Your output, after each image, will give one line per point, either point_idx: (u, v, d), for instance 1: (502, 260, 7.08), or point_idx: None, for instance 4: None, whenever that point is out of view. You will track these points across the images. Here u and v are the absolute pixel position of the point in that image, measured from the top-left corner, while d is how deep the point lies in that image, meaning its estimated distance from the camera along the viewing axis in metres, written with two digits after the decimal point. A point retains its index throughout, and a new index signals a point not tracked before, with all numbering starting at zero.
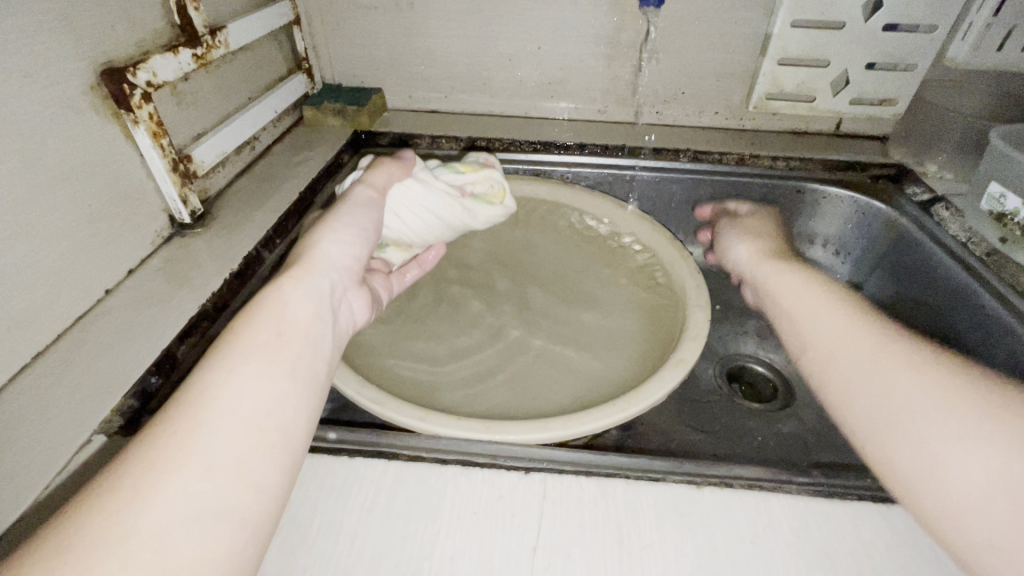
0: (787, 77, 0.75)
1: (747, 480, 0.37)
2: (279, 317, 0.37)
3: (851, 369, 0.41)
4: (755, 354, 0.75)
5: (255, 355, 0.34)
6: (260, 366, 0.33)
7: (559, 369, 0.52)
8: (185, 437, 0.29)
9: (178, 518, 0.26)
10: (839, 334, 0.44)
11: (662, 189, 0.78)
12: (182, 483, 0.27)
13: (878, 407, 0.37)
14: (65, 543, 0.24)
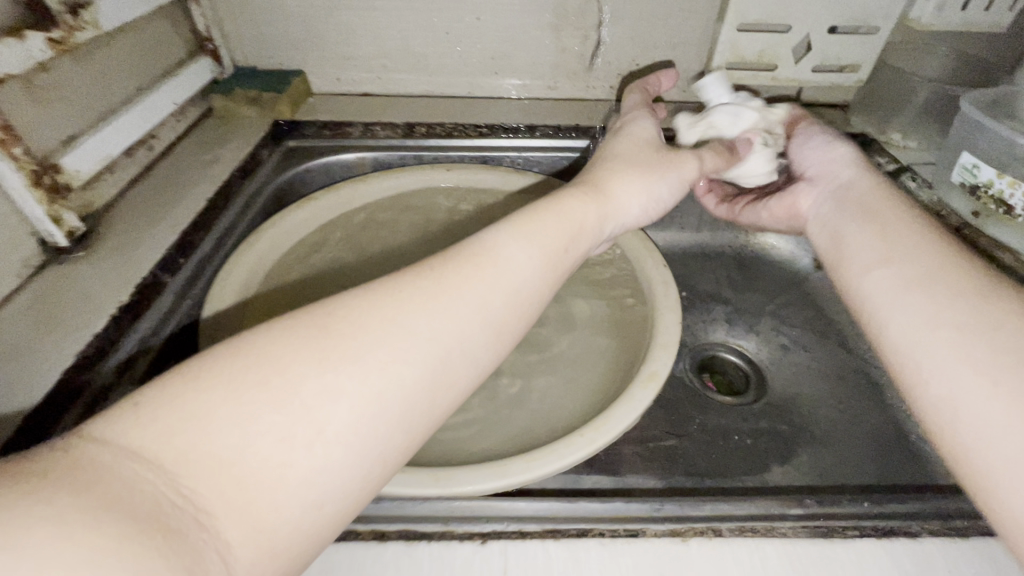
0: (746, 44, 0.69)
1: (736, 523, 0.33)
2: (567, 219, 0.39)
3: (949, 297, 0.35)
4: (725, 342, 0.71)
5: (533, 245, 0.36)
6: (532, 259, 0.35)
7: (518, 393, 0.46)
8: (417, 307, 0.30)
9: (376, 386, 0.27)
10: (934, 260, 0.37)
11: None
12: (391, 352, 0.28)
13: (941, 345, 0.33)
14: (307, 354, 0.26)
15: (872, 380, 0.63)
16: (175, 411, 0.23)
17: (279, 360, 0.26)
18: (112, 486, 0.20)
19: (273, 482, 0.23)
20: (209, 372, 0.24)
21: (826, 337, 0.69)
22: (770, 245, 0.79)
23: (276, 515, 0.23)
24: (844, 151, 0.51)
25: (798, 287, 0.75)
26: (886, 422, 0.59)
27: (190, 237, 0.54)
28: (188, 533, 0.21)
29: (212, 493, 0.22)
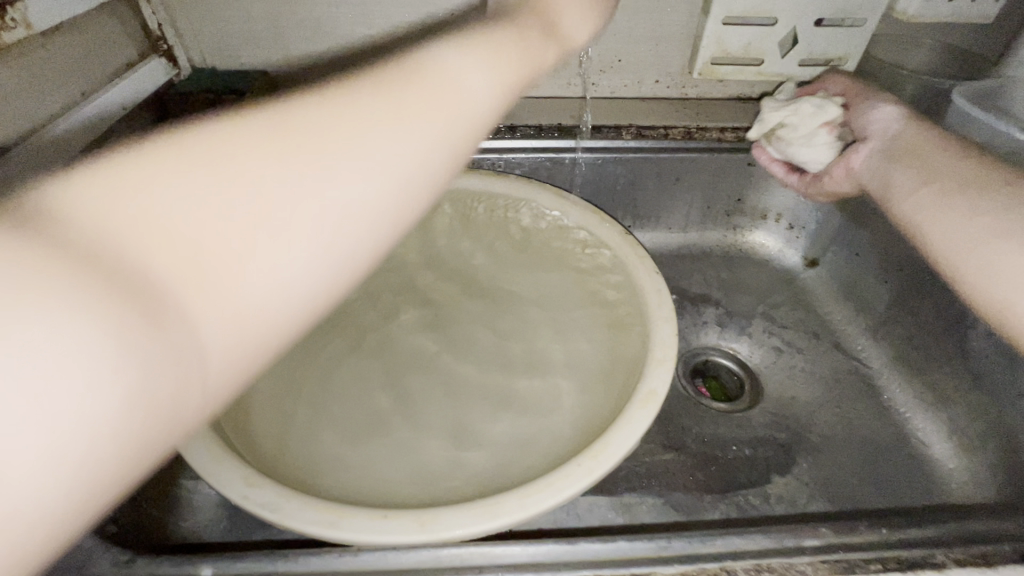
0: (731, 38, 0.67)
1: (752, 561, 0.30)
2: (526, 44, 0.31)
3: (977, 198, 0.41)
4: (718, 346, 0.69)
5: (495, 62, 0.27)
6: (491, 77, 0.27)
7: (507, 416, 0.44)
8: (376, 102, 0.23)
9: (342, 184, 0.21)
10: (959, 171, 0.43)
11: (604, 173, 0.72)
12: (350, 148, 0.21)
13: (975, 233, 0.39)
14: (232, 146, 0.19)
15: (868, 382, 0.61)
16: (104, 187, 0.17)
17: (231, 142, 0.19)
18: (46, 256, 0.15)
19: (237, 282, 0.18)
20: (145, 149, 0.19)
21: (819, 337, 0.67)
22: (759, 244, 0.76)
23: (245, 322, 0.19)
24: (891, 111, 0.52)
25: (789, 287, 0.73)
26: (884, 425, 0.58)
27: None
28: (149, 328, 0.17)
29: (170, 288, 0.17)
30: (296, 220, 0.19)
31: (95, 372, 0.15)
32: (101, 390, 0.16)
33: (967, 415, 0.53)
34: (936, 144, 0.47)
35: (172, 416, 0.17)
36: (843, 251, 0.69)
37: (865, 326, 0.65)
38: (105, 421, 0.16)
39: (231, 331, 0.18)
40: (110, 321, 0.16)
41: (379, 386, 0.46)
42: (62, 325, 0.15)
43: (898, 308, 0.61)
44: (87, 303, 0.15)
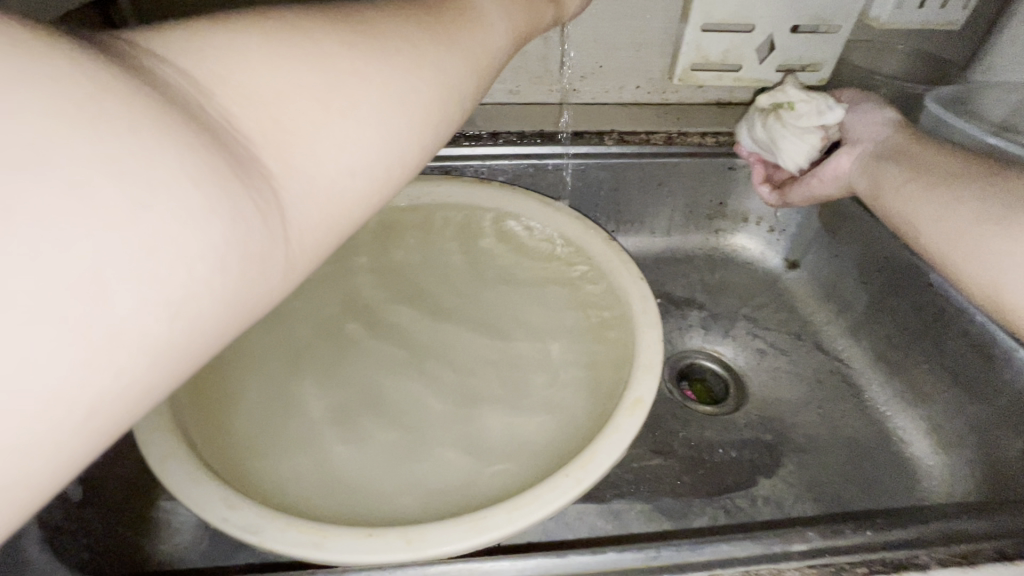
0: (710, 45, 0.68)
1: (740, 567, 0.30)
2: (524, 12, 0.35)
3: (962, 193, 0.43)
4: (702, 349, 0.69)
5: (507, 19, 0.32)
6: (505, 22, 0.32)
7: (493, 425, 0.43)
8: (419, 30, 0.26)
9: (402, 89, 0.24)
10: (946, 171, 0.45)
11: (587, 179, 0.72)
12: (405, 60, 0.24)
13: (968, 215, 0.41)
14: (309, 39, 0.22)
15: (849, 381, 0.62)
16: (212, 52, 0.20)
17: (316, 28, 0.22)
18: (170, 105, 0.17)
19: (323, 149, 0.21)
20: (230, 34, 0.20)
21: (801, 338, 0.68)
22: (741, 247, 0.77)
23: (326, 190, 0.21)
24: (887, 117, 0.54)
25: (770, 289, 0.74)
26: (865, 423, 0.58)
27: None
28: (249, 179, 0.19)
29: (271, 144, 0.20)
30: (370, 98, 0.22)
31: (205, 212, 0.17)
32: (209, 228, 0.17)
33: (946, 411, 0.54)
34: (921, 143, 0.50)
35: (258, 274, 0.19)
36: (822, 253, 0.70)
37: (846, 326, 0.66)
38: (209, 260, 0.17)
39: (314, 195, 0.21)
40: (219, 171, 0.18)
41: (361, 397, 0.45)
42: (181, 164, 0.17)
43: (876, 308, 0.62)
44: (202, 150, 0.17)
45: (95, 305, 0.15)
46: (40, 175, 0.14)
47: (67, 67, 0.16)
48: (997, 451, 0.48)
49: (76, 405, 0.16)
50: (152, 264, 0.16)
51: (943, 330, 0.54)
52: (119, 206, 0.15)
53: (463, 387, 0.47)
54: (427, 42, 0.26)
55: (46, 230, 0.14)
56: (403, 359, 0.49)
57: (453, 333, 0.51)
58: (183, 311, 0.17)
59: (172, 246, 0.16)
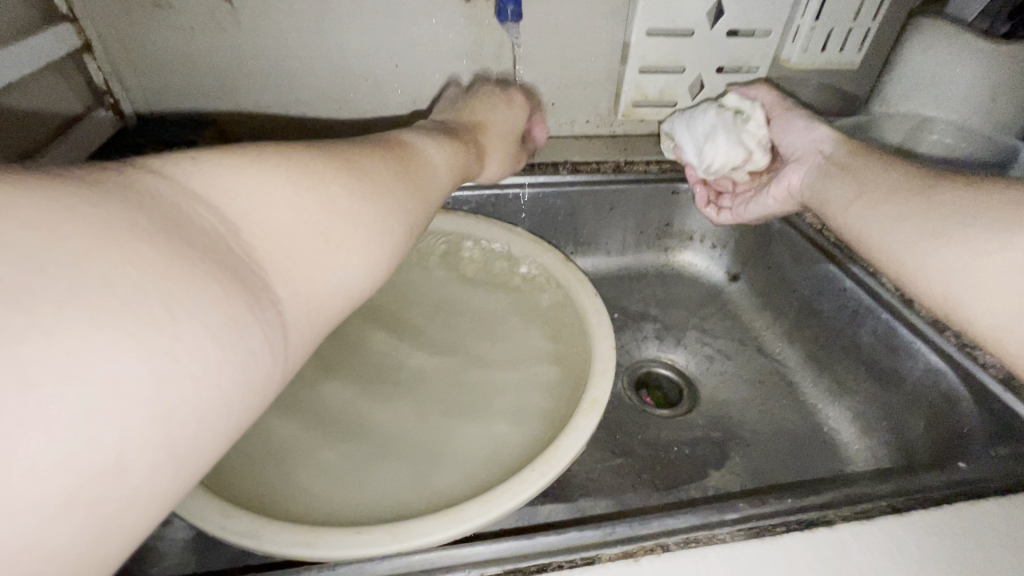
0: (649, 84, 0.76)
1: (682, 536, 0.35)
2: (452, 163, 0.47)
3: (904, 203, 0.44)
4: (657, 358, 0.75)
5: (441, 170, 0.44)
6: (441, 170, 0.44)
7: (466, 434, 0.47)
8: (383, 179, 0.35)
9: (373, 224, 0.32)
10: (891, 182, 0.47)
11: (545, 206, 0.78)
12: (375, 202, 0.33)
13: (915, 230, 0.42)
14: (304, 185, 0.30)
15: (787, 380, 0.69)
16: (251, 194, 0.28)
17: (324, 179, 0.31)
18: (196, 273, 0.23)
19: (323, 272, 0.29)
20: (247, 175, 0.28)
21: (745, 344, 0.75)
22: (688, 264, 0.85)
23: (318, 308, 0.29)
24: (824, 133, 0.58)
25: (716, 301, 0.81)
26: (802, 417, 0.65)
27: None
28: (264, 309, 0.25)
29: (289, 267, 0.27)
30: (357, 234, 0.31)
31: (219, 365, 0.22)
32: (223, 378, 0.22)
33: (866, 401, 0.61)
34: (862, 158, 0.52)
35: (256, 401, 0.24)
36: (759, 266, 0.77)
37: (781, 331, 0.73)
38: (219, 403, 0.22)
39: (310, 311, 0.28)
40: (232, 322, 0.23)
41: (341, 415, 0.49)
42: (198, 330, 0.22)
43: (806, 312, 0.69)
44: (220, 307, 0.23)
45: (132, 464, 0.20)
46: (82, 376, 0.18)
47: (104, 266, 0.20)
48: (907, 432, 0.55)
49: (108, 539, 0.20)
50: (175, 422, 0.21)
51: (859, 327, 0.61)
52: (151, 380, 0.20)
53: (435, 400, 0.51)
54: (396, 192, 0.36)
55: (92, 410, 0.19)
56: (380, 379, 0.53)
57: (424, 353, 0.55)
58: (195, 451, 0.22)
59: (193, 400, 0.21)
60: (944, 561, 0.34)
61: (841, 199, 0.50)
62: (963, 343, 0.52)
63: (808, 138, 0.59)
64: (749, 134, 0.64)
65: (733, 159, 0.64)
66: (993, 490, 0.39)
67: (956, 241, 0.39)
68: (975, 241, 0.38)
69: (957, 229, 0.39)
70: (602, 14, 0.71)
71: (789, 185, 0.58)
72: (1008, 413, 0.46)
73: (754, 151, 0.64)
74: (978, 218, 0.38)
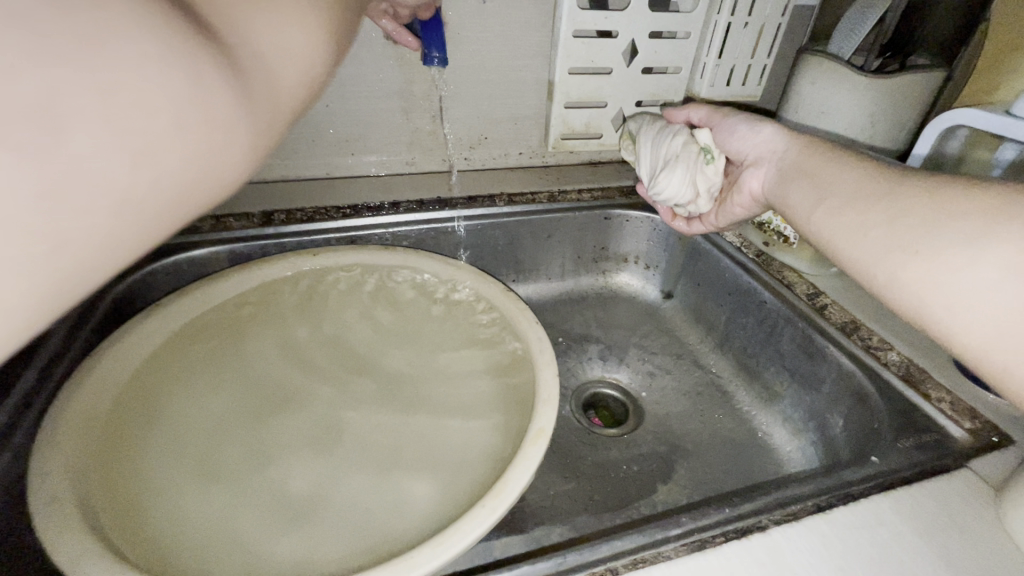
0: (575, 118, 0.80)
1: (629, 557, 0.36)
2: None
3: (867, 207, 0.45)
4: (602, 378, 0.78)
5: None
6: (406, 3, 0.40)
7: (415, 470, 0.47)
8: None
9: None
10: (854, 186, 0.48)
11: (485, 236, 0.80)
12: None
13: (885, 238, 0.43)
14: None
15: (721, 390, 0.73)
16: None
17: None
18: None
19: (279, 43, 0.27)
20: None
21: (681, 357, 0.79)
22: (625, 284, 0.88)
23: (276, 78, 0.28)
24: (768, 132, 0.60)
25: (653, 318, 0.85)
26: (737, 424, 0.69)
27: (36, 369, 0.51)
28: (223, 67, 0.24)
29: (248, 40, 0.26)
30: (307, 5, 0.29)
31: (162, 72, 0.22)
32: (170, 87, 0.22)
33: (792, 404, 0.65)
34: (819, 159, 0.53)
35: (215, 138, 0.24)
36: (688, 283, 0.82)
37: (713, 343, 0.78)
38: (161, 115, 0.22)
39: (270, 96, 0.27)
40: (175, 54, 0.22)
41: (287, 464, 0.48)
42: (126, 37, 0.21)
43: (733, 324, 0.74)
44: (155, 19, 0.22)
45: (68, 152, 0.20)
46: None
47: None
48: (828, 431, 0.60)
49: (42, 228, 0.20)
50: (116, 112, 0.21)
51: (779, 334, 0.66)
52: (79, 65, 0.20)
53: (382, 443, 0.50)
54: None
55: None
56: (324, 425, 0.51)
57: (370, 393, 0.55)
58: (140, 155, 0.22)
59: (132, 118, 0.21)
60: (867, 553, 0.37)
61: (809, 205, 0.52)
62: (868, 344, 0.58)
63: (757, 145, 0.61)
64: (704, 177, 0.66)
65: (680, 198, 0.68)
66: (901, 479, 0.43)
67: (924, 254, 0.39)
68: (942, 253, 0.38)
69: (925, 238, 0.40)
70: (526, 54, 0.75)
71: (752, 192, 0.62)
72: (910, 405, 0.51)
73: (701, 195, 0.67)
74: (940, 230, 0.39)
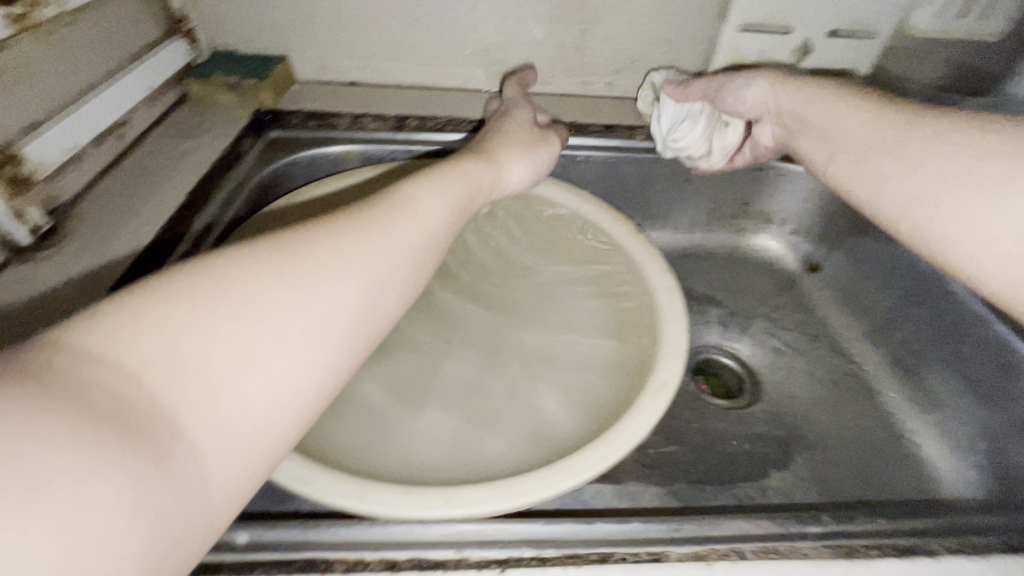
0: (748, 44, 0.69)
1: (759, 544, 0.32)
2: (465, 180, 0.41)
3: (878, 158, 0.41)
4: (720, 345, 0.70)
5: (445, 199, 0.38)
6: (449, 215, 0.37)
7: (520, 403, 0.46)
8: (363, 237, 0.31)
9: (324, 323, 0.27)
10: (861, 131, 0.43)
11: (618, 171, 0.72)
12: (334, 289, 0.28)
13: (905, 191, 0.39)
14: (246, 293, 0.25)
15: (866, 385, 0.63)
16: (233, 259, 0.26)
17: (266, 239, 0.28)
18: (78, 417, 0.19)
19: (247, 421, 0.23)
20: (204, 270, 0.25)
21: (819, 340, 0.69)
22: (763, 248, 0.78)
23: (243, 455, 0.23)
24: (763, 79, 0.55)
25: (790, 290, 0.75)
26: (878, 425, 0.60)
27: (189, 235, 0.52)
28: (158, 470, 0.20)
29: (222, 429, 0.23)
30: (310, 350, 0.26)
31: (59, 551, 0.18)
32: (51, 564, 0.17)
33: (961, 418, 0.55)
34: (826, 103, 0.48)
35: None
36: (844, 258, 0.71)
37: (865, 331, 0.67)
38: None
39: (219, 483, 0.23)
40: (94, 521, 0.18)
41: (408, 373, 0.49)
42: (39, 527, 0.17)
43: (899, 314, 0.64)
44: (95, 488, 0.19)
45: None
46: None
47: None
48: (1007, 458, 0.51)
49: None
50: None
51: (963, 336, 0.56)
52: None
53: (492, 367, 0.50)
54: (375, 228, 0.32)
55: None
56: (443, 340, 0.52)
57: (483, 318, 0.54)
58: None
59: None
60: None
61: (823, 156, 0.47)
62: None
63: (766, 99, 0.54)
64: (721, 138, 0.61)
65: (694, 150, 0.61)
66: None
67: (947, 202, 0.36)
68: (961, 201, 0.35)
69: (944, 188, 0.36)
70: None
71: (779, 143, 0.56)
72: None
73: (713, 151, 0.61)
74: (965, 174, 0.36)
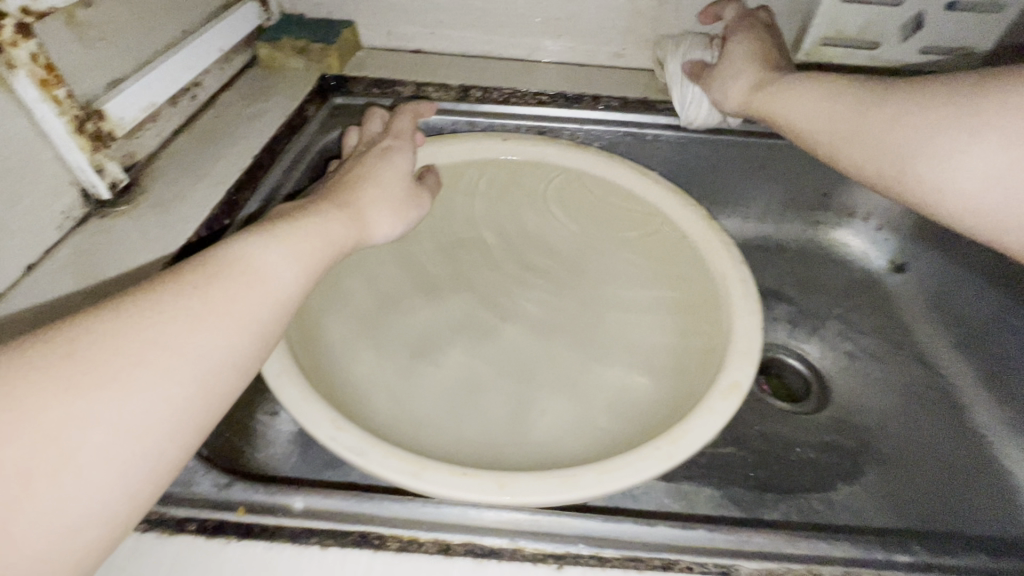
0: (848, 18, 0.62)
1: (842, 567, 0.30)
2: (324, 232, 0.37)
3: (849, 140, 0.43)
4: (787, 345, 0.66)
5: (299, 260, 0.34)
6: (303, 279, 0.33)
7: (576, 392, 0.44)
8: (183, 323, 0.27)
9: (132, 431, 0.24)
10: (828, 117, 0.44)
11: (687, 152, 0.68)
12: (145, 391, 0.25)
13: (879, 165, 0.41)
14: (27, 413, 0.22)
15: (951, 399, 0.58)
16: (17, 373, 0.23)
17: (58, 338, 0.25)
18: None
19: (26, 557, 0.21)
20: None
21: (900, 348, 0.63)
22: (841, 243, 0.72)
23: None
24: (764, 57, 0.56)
25: (869, 291, 0.69)
26: (960, 441, 0.55)
27: (253, 197, 0.53)
28: None
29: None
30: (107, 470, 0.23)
31: None
32: None
33: None
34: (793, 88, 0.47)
35: None
36: (937, 260, 0.65)
37: (953, 341, 0.62)
38: None
39: None
40: None
41: (462, 351, 0.48)
42: None
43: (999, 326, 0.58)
44: None
45: None
46: None
47: None
48: None
49: None
50: None
51: None
52: None
53: (550, 352, 0.48)
54: (200, 309, 0.28)
55: None
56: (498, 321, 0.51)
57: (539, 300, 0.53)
58: None
59: None
60: None
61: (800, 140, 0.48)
62: None
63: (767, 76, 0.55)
64: None
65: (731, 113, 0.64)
66: None
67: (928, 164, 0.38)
68: (933, 164, 0.37)
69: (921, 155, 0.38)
70: None
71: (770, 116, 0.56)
72: None
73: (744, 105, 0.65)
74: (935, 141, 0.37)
